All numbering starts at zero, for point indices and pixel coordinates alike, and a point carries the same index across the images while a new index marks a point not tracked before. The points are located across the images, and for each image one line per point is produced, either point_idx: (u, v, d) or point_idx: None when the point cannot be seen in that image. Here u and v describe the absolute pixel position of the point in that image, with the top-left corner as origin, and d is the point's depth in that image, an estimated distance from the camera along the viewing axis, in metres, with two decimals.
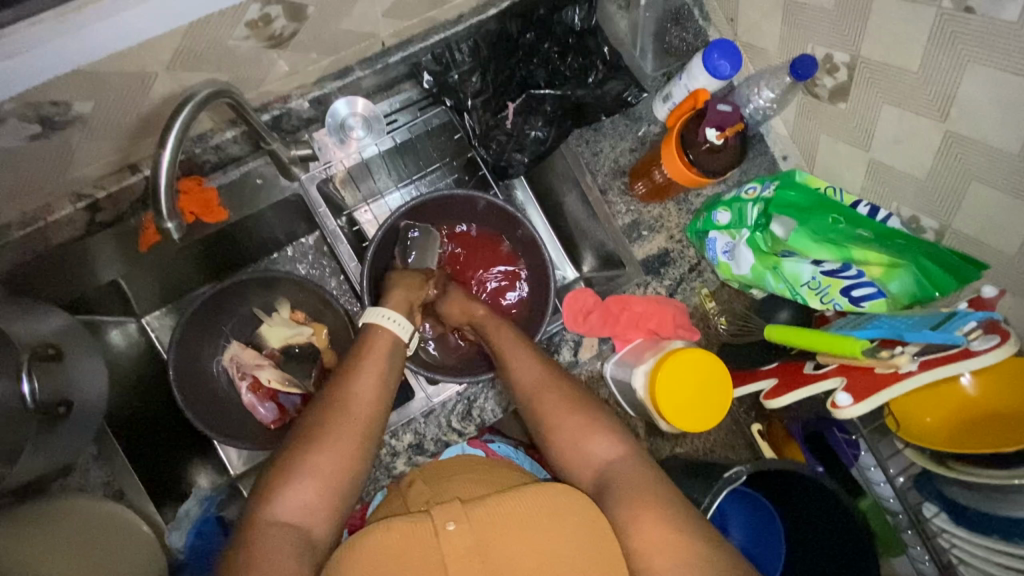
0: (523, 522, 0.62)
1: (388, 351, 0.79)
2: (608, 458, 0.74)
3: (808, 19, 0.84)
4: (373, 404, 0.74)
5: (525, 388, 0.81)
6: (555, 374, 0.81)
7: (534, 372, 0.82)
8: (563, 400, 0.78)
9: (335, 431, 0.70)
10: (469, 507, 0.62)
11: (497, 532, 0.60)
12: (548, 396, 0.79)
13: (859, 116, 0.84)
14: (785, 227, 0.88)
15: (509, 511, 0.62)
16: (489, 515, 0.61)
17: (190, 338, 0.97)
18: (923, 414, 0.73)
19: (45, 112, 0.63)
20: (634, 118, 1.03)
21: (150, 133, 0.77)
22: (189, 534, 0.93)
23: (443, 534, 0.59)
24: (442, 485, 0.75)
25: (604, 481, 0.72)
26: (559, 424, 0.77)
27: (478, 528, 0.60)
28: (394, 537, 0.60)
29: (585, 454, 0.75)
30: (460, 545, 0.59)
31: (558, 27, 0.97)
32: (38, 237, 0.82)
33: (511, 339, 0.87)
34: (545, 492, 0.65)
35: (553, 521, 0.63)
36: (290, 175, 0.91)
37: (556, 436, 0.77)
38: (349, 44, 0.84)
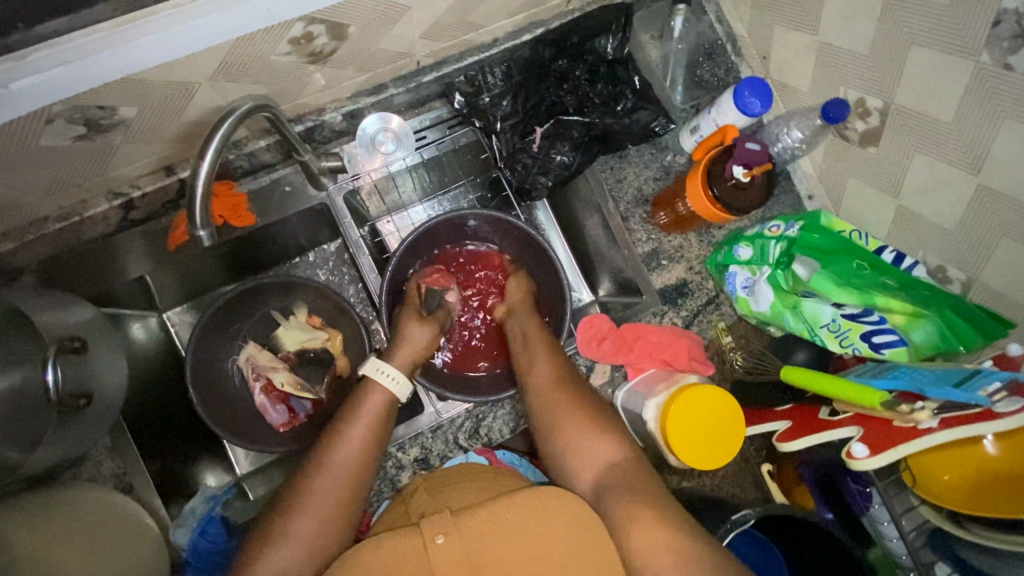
0: (508, 535, 0.61)
1: (384, 407, 0.80)
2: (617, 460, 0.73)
3: (843, 63, 0.84)
4: (363, 455, 0.75)
5: (557, 410, 0.79)
6: (568, 381, 0.82)
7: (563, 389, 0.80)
8: (583, 413, 0.77)
9: (317, 489, 0.71)
10: (460, 518, 0.62)
11: (485, 538, 0.60)
12: (563, 400, 0.79)
13: (890, 162, 0.84)
14: (807, 269, 0.87)
15: (496, 523, 0.61)
16: (478, 526, 0.61)
17: (208, 338, 0.99)
18: (941, 472, 0.71)
19: (92, 115, 0.66)
20: (660, 147, 1.04)
21: (189, 137, 0.79)
22: (193, 533, 0.93)
23: (433, 548, 0.59)
24: (442, 494, 0.74)
25: (606, 486, 0.71)
26: (559, 415, 0.78)
27: (465, 536, 0.60)
28: (386, 554, 0.60)
29: (605, 458, 0.73)
30: (449, 555, 0.59)
31: (591, 55, 0.98)
32: (73, 231, 0.84)
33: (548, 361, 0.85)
34: (529, 497, 0.64)
35: (540, 526, 0.62)
36: (319, 184, 0.93)
37: (582, 450, 0.75)
38: (385, 61, 0.86)
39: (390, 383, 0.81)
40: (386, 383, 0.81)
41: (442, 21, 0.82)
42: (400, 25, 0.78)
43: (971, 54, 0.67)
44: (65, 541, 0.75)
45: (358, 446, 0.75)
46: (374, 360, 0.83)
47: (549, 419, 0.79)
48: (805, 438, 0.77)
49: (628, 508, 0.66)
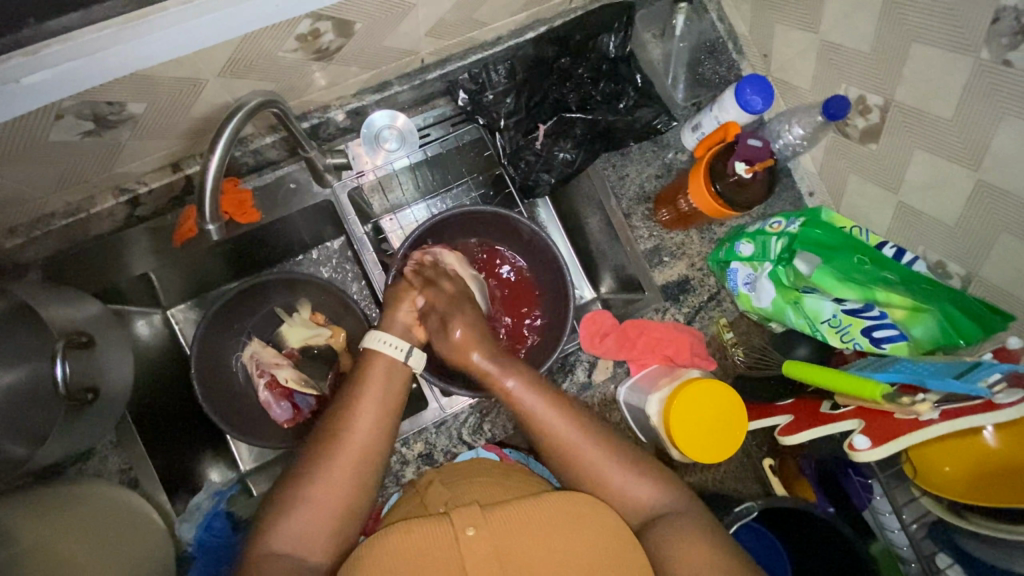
0: (540, 532, 0.61)
1: (388, 378, 0.78)
2: (653, 496, 0.72)
3: (844, 61, 0.85)
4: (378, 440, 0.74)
5: (549, 434, 0.75)
6: (587, 431, 0.75)
7: (560, 417, 0.75)
8: (594, 435, 0.74)
9: (330, 469, 0.70)
10: (489, 512, 0.62)
11: (514, 537, 0.60)
12: (585, 450, 0.74)
13: (890, 159, 0.85)
14: (808, 264, 0.88)
15: (525, 518, 0.62)
16: (508, 521, 0.61)
17: (212, 336, 0.99)
18: (942, 464, 0.72)
19: (101, 111, 0.66)
20: (661, 145, 1.05)
21: (195, 134, 0.80)
22: (199, 527, 0.93)
23: (462, 540, 0.59)
24: (459, 487, 0.74)
25: (652, 519, 0.71)
26: (581, 459, 0.73)
27: (497, 532, 0.60)
28: (412, 542, 0.60)
29: (625, 490, 0.72)
30: (479, 549, 0.59)
31: (593, 54, 0.98)
32: (79, 227, 0.85)
33: (518, 377, 0.77)
34: (557, 498, 0.65)
35: (571, 528, 0.63)
36: (323, 181, 0.94)
37: (600, 473, 0.73)
38: (390, 59, 0.86)
39: (393, 350, 0.80)
40: (386, 351, 0.80)
41: (447, 18, 0.83)
42: (406, 22, 0.79)
43: (971, 51, 0.68)
44: (76, 533, 0.75)
45: (370, 425, 0.74)
46: (376, 332, 0.81)
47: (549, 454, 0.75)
48: (806, 431, 0.77)
49: (676, 536, 0.67)
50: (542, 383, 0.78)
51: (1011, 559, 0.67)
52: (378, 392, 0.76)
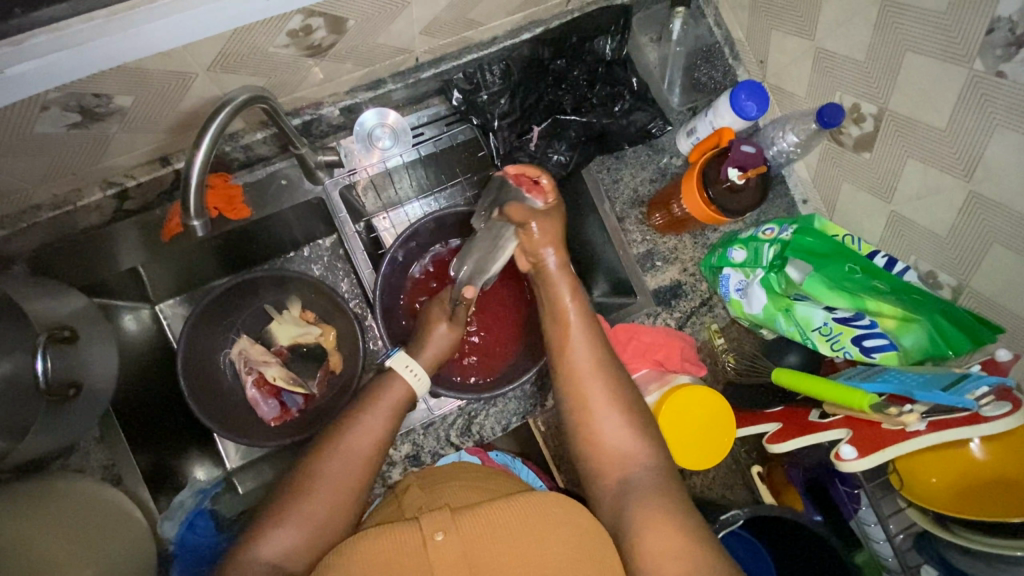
0: (513, 534, 0.61)
1: (401, 403, 0.79)
2: (643, 460, 0.72)
3: (839, 69, 0.85)
4: (371, 450, 0.74)
5: (576, 366, 0.77)
6: (606, 366, 0.77)
7: (589, 354, 0.77)
8: (609, 388, 0.75)
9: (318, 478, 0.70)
10: (458, 516, 0.62)
11: (484, 540, 0.60)
12: (596, 383, 0.75)
13: (883, 167, 0.85)
14: (799, 271, 0.88)
15: (497, 521, 0.62)
16: (479, 524, 0.61)
17: (201, 330, 0.99)
18: (929, 474, 0.72)
19: (87, 103, 0.65)
20: (656, 149, 1.06)
21: (185, 128, 0.79)
22: (182, 526, 0.92)
23: (431, 545, 0.59)
24: (437, 490, 0.74)
25: (628, 489, 0.70)
26: (586, 388, 0.75)
27: (467, 536, 0.60)
28: (383, 546, 0.59)
29: (616, 441, 0.73)
30: (446, 556, 0.58)
31: (590, 56, 0.98)
32: (66, 219, 0.84)
33: (579, 310, 0.79)
34: (536, 501, 0.64)
35: (544, 532, 0.62)
36: (314, 179, 0.93)
37: (595, 414, 0.74)
38: (384, 57, 0.86)
39: (413, 379, 0.81)
40: (408, 378, 0.81)
41: (442, 17, 0.82)
42: (399, 20, 0.78)
43: (964, 62, 0.68)
44: (58, 528, 0.75)
45: (371, 438, 0.75)
46: (402, 355, 0.82)
47: (563, 378, 0.77)
48: (792, 439, 0.78)
49: (647, 517, 0.66)
50: (591, 317, 0.80)
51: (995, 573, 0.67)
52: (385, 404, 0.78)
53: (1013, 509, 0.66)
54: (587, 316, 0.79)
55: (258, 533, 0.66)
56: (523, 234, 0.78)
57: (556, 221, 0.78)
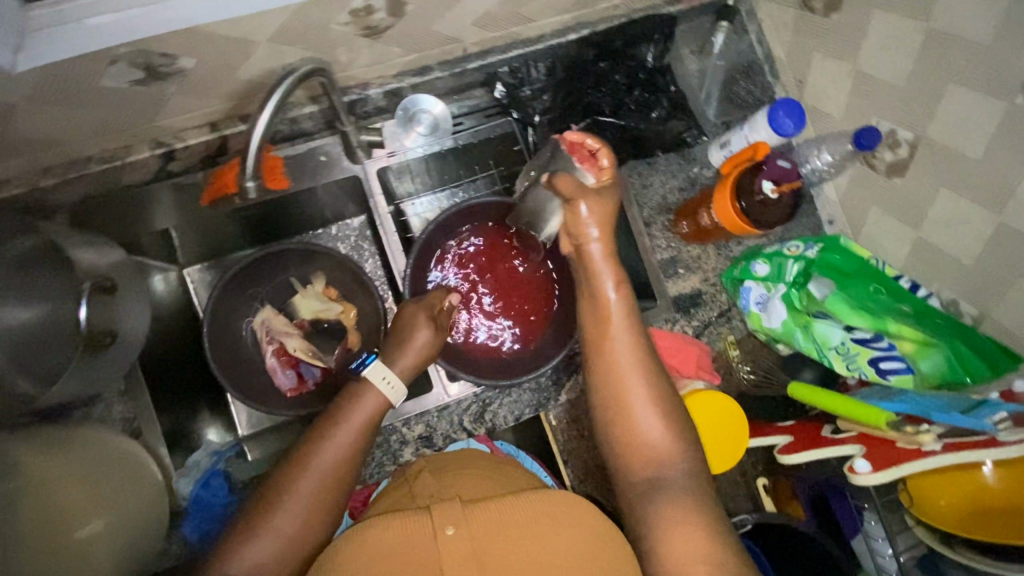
0: (525, 531, 0.56)
1: (374, 413, 0.75)
2: (675, 459, 0.67)
3: (877, 93, 0.87)
4: (347, 459, 0.71)
5: (613, 358, 0.71)
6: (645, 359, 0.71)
7: (627, 349, 0.71)
8: (648, 383, 0.70)
9: (294, 489, 0.67)
10: (469, 509, 0.57)
11: (494, 537, 0.55)
12: (634, 376, 0.70)
13: (914, 194, 0.86)
14: (822, 288, 0.91)
15: (510, 518, 0.57)
16: (492, 517, 0.56)
17: (227, 299, 1.01)
18: (937, 497, 0.73)
19: (153, 62, 0.67)
20: (688, 159, 1.08)
21: (237, 96, 0.81)
22: (196, 484, 0.94)
23: (440, 539, 0.54)
24: (449, 480, 0.73)
25: (655, 487, 0.66)
26: (624, 380, 0.70)
27: (477, 531, 0.55)
28: (388, 539, 0.55)
29: (650, 437, 0.69)
30: (456, 550, 0.54)
31: (632, 61, 1.00)
32: (113, 174, 0.86)
33: (622, 303, 0.73)
34: (549, 497, 0.60)
35: (559, 529, 0.57)
36: (354, 157, 0.94)
37: (627, 408, 0.69)
38: (435, 44, 0.88)
39: (387, 389, 0.78)
40: (382, 389, 0.77)
41: (495, 10, 0.84)
42: (455, 9, 0.80)
43: (1005, 96, 0.70)
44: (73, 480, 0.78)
45: (342, 455, 0.71)
46: (378, 364, 0.79)
47: (597, 370, 0.72)
48: (810, 450, 0.78)
49: (672, 517, 0.62)
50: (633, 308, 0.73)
51: None
52: (357, 422, 0.73)
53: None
54: (631, 313, 0.73)
55: (223, 557, 0.63)
56: (568, 211, 0.72)
57: (610, 200, 0.73)
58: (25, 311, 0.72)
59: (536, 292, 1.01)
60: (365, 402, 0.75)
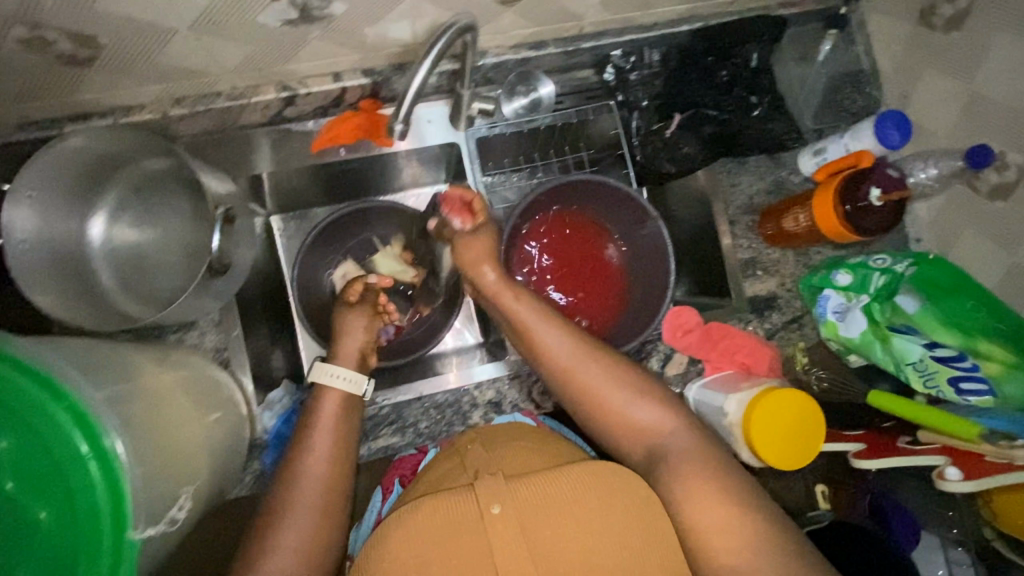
0: (563, 507, 0.62)
1: (340, 412, 0.80)
2: (661, 432, 0.75)
3: (988, 114, 0.87)
4: (337, 470, 0.76)
5: (563, 366, 0.79)
6: (590, 347, 0.80)
7: (566, 346, 0.79)
8: (604, 368, 0.78)
9: (290, 508, 0.71)
10: (511, 486, 0.63)
11: (537, 512, 0.61)
12: (587, 368, 0.78)
13: (1014, 219, 0.86)
14: (911, 303, 0.92)
15: (551, 498, 0.62)
16: (532, 495, 0.62)
17: (314, 250, 1.04)
18: (1020, 517, 0.73)
19: (311, 3, 0.70)
20: (777, 162, 1.08)
21: (367, 48, 0.84)
22: (279, 420, 0.98)
23: (488, 517, 0.60)
24: (498, 449, 0.76)
25: (658, 454, 0.73)
26: (582, 382, 0.78)
27: (520, 503, 0.61)
28: (439, 521, 0.61)
29: (637, 420, 0.76)
30: (506, 526, 0.60)
31: (738, 59, 1.00)
32: (235, 112, 0.88)
33: (534, 310, 0.81)
34: (582, 471, 0.65)
35: (595, 501, 0.63)
36: (456, 124, 0.96)
37: (600, 398, 0.77)
38: (557, 20, 0.90)
39: (344, 383, 0.82)
40: (339, 384, 0.82)
41: None
42: None
43: None
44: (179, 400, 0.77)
45: (326, 458, 0.76)
46: (322, 365, 0.83)
47: (553, 379, 0.80)
48: (893, 457, 0.80)
49: (685, 488, 0.68)
50: (547, 309, 0.81)
51: None
52: (330, 418, 0.79)
53: None
54: (564, 322, 0.81)
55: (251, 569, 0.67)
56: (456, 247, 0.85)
57: (483, 237, 0.85)
58: (135, 231, 0.87)
59: (612, 276, 1.04)
60: (329, 401, 0.80)
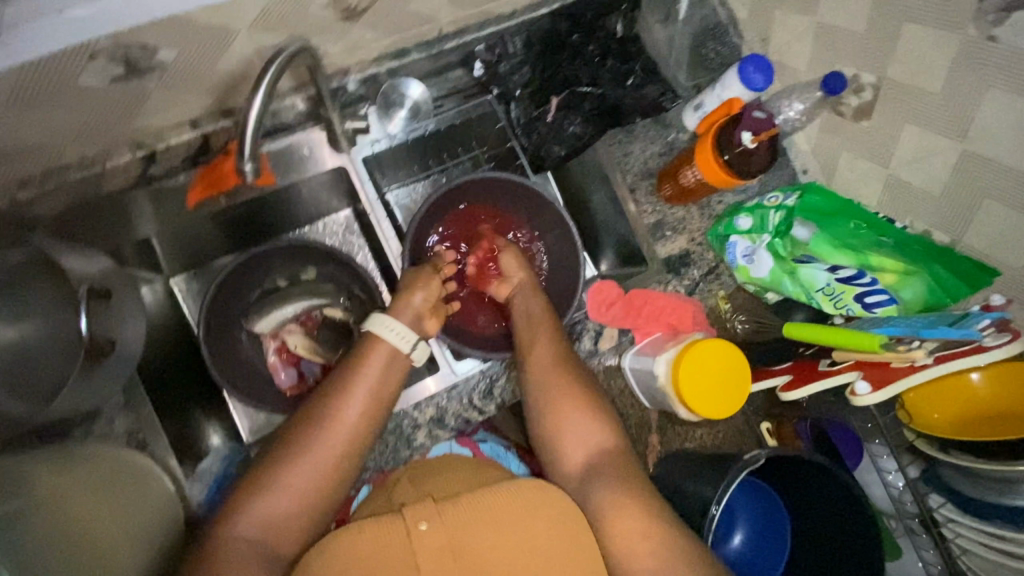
0: (497, 519, 0.64)
1: (383, 363, 0.78)
2: (603, 442, 0.76)
3: (840, 42, 0.92)
4: (363, 429, 0.74)
5: (539, 368, 0.84)
6: (570, 363, 0.84)
7: (549, 352, 0.85)
8: (568, 381, 0.81)
9: (308, 447, 0.70)
10: (441, 506, 0.64)
11: (464, 529, 0.62)
12: (559, 380, 0.81)
13: (881, 134, 0.91)
14: (807, 231, 0.96)
15: (480, 514, 0.64)
16: (463, 513, 0.64)
17: (220, 297, 1.00)
18: (932, 411, 0.77)
19: (132, 55, 0.66)
20: (664, 124, 1.10)
21: (216, 89, 0.80)
22: (211, 488, 0.97)
23: (415, 534, 0.61)
24: (427, 480, 0.77)
25: (594, 472, 0.73)
26: (557, 402, 0.79)
27: (449, 524, 0.62)
28: (366, 541, 0.61)
29: (586, 437, 0.77)
30: (431, 545, 0.61)
31: (602, 32, 1.03)
32: (93, 182, 0.83)
33: (535, 315, 0.91)
34: (514, 487, 0.67)
35: (526, 518, 0.65)
36: (339, 148, 0.93)
37: (559, 411, 0.79)
38: (413, 26, 0.88)
39: (397, 338, 0.79)
40: (392, 340, 0.79)
41: None
42: None
43: (958, 30, 0.75)
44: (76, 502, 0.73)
45: (360, 411, 0.74)
46: (381, 316, 0.81)
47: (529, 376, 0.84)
48: (807, 386, 0.83)
49: (614, 500, 0.69)
50: (558, 325, 0.89)
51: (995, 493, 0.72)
52: (371, 374, 0.76)
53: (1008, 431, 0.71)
54: (564, 349, 0.86)
55: (234, 509, 0.67)
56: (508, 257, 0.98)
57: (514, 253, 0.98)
58: None
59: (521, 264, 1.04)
60: (376, 350, 0.78)
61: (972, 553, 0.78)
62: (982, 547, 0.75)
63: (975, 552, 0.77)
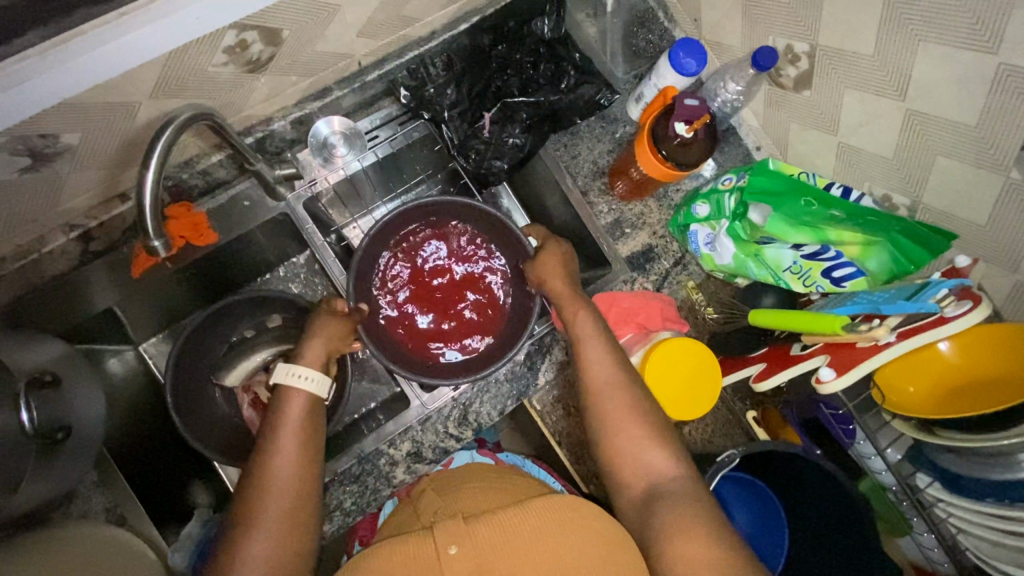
0: (530, 541, 0.61)
1: (305, 413, 0.74)
2: (662, 468, 0.73)
3: (766, 14, 0.88)
4: (301, 484, 0.70)
5: (595, 382, 0.80)
6: (626, 377, 0.80)
7: (606, 364, 0.80)
8: (627, 400, 0.77)
9: (260, 520, 0.67)
10: (471, 526, 0.61)
11: (499, 552, 0.60)
12: (618, 395, 0.78)
13: (825, 102, 0.87)
14: (762, 214, 0.90)
15: (510, 528, 0.61)
16: (494, 535, 0.60)
17: (184, 363, 0.98)
18: (907, 385, 0.77)
19: (34, 145, 0.66)
20: (609, 120, 1.06)
21: (137, 161, 0.80)
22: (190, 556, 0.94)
23: (444, 558, 0.59)
24: (451, 494, 0.76)
25: (656, 496, 0.71)
26: (617, 426, 0.76)
27: (480, 546, 0.60)
28: (397, 559, 0.59)
29: (648, 458, 0.74)
30: (460, 566, 0.58)
31: (529, 38, 1.00)
32: (33, 269, 0.84)
33: (588, 317, 0.84)
34: (547, 503, 0.64)
35: (557, 535, 0.61)
36: (277, 195, 0.94)
37: (617, 436, 0.76)
38: (327, 64, 0.87)
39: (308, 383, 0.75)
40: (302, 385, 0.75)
41: (376, 17, 0.84)
42: (334, 25, 0.79)
43: None
44: (75, 562, 0.73)
45: (295, 468, 0.70)
46: (283, 365, 0.76)
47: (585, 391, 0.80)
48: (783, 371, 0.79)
49: (676, 523, 0.66)
50: (604, 325, 0.85)
51: (983, 469, 0.71)
52: (293, 432, 0.72)
53: (1005, 399, 0.69)
54: (616, 355, 0.82)
55: None
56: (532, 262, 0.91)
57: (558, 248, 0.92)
58: None
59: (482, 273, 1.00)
60: (292, 403, 0.74)
61: (968, 532, 0.76)
62: (975, 523, 0.74)
63: (969, 529, 0.76)
